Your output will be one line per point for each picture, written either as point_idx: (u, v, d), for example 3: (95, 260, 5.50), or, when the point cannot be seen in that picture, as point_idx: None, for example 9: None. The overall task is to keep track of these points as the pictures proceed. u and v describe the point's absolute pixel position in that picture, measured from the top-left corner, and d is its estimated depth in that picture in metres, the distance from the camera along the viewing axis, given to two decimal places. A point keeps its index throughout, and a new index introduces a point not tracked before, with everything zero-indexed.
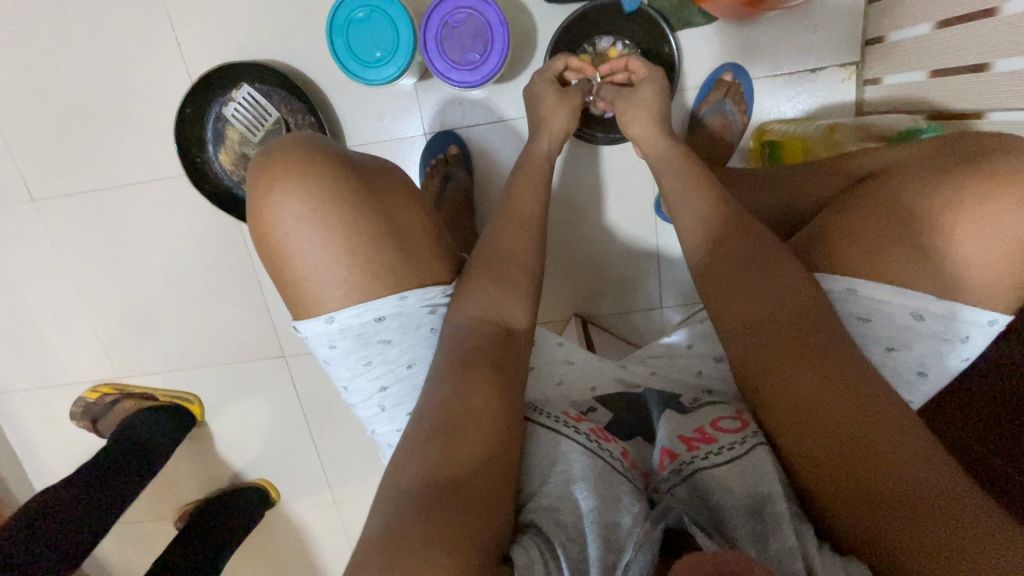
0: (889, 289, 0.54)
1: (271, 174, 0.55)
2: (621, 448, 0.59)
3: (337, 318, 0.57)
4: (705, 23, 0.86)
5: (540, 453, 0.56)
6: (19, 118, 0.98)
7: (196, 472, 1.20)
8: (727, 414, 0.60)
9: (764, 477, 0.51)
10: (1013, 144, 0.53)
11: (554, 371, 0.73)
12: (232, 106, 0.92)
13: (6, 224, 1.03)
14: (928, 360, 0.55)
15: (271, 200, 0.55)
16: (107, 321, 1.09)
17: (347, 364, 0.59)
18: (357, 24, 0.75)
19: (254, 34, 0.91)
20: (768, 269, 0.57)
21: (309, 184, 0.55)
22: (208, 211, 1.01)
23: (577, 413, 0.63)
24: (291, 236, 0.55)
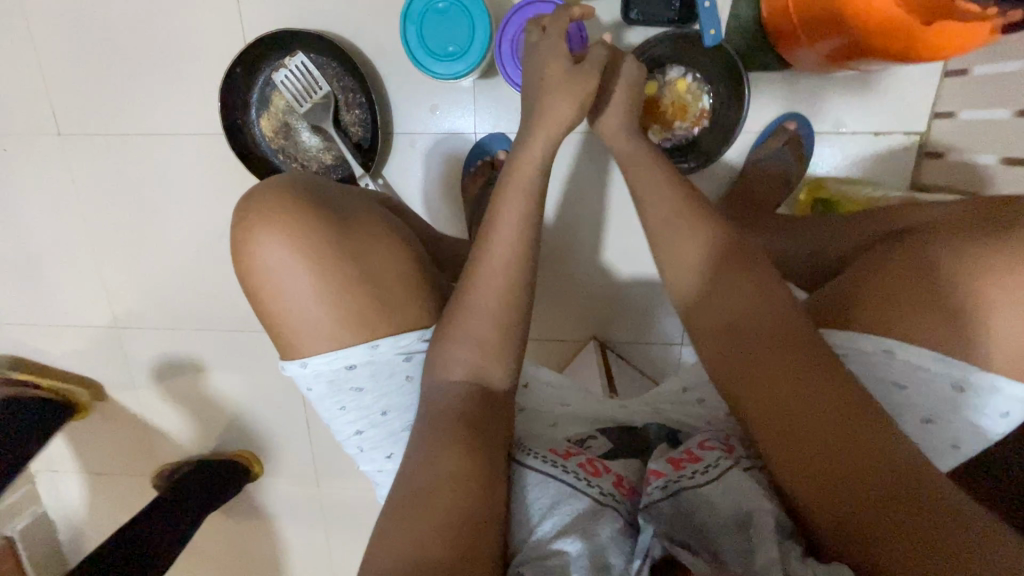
0: (932, 358, 0.51)
1: (256, 226, 0.51)
2: (614, 479, 0.57)
3: (309, 364, 0.54)
4: (779, 68, 0.84)
5: (531, 495, 0.54)
6: (59, 48, 0.94)
7: (180, 435, 1.17)
8: (714, 438, 0.60)
9: (750, 495, 0.50)
10: None
11: (548, 414, 0.71)
12: (284, 71, 0.87)
13: (27, 153, 1.00)
14: (964, 434, 0.53)
15: (260, 250, 0.51)
16: (114, 269, 1.06)
17: (322, 407, 0.57)
18: (435, 14, 0.72)
19: (317, 4, 0.88)
20: (740, 272, 0.54)
21: (298, 233, 0.51)
22: (235, 177, 0.98)
23: (568, 449, 0.61)
24: (284, 282, 0.52)
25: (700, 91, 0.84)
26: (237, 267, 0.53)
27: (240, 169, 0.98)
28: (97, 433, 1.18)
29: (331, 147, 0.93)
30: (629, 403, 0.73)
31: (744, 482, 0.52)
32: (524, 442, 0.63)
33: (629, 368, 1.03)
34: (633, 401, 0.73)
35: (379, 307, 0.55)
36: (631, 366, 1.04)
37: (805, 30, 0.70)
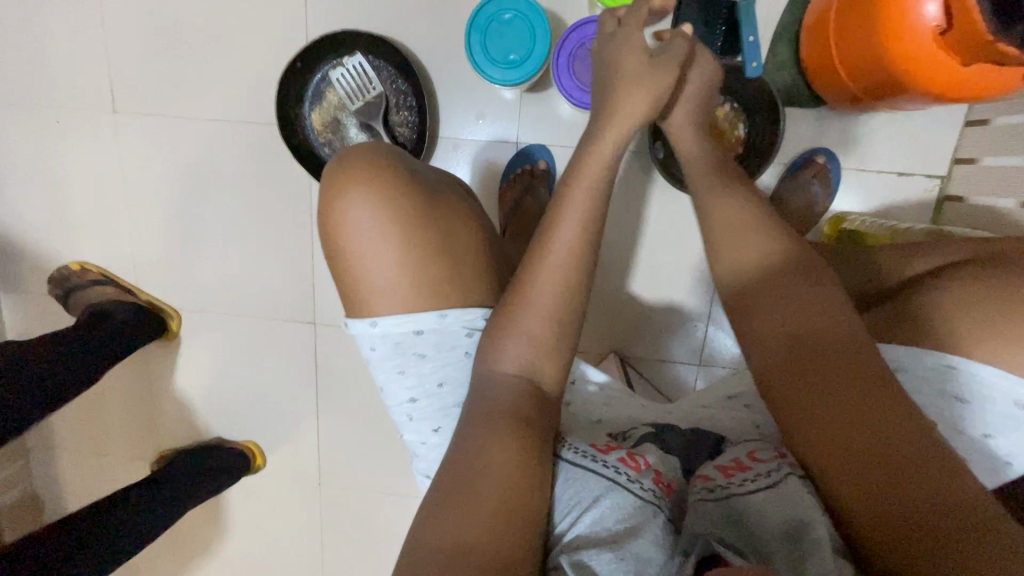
0: (995, 372, 0.51)
1: (348, 183, 0.54)
2: (654, 474, 0.57)
3: (380, 323, 0.55)
4: (812, 106, 0.89)
5: (571, 490, 0.55)
6: (128, 31, 0.98)
7: (188, 421, 1.16)
8: (764, 446, 0.58)
9: (799, 510, 0.49)
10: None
11: (593, 410, 0.73)
12: (341, 70, 0.92)
13: (80, 127, 1.03)
14: (1018, 451, 0.52)
15: (346, 208, 0.53)
16: (148, 247, 1.08)
17: (382, 369, 0.58)
18: (500, 23, 0.77)
19: (380, 11, 0.93)
20: (801, 283, 0.55)
21: (384, 199, 0.54)
22: (281, 166, 1.01)
23: (608, 444, 0.61)
24: (363, 243, 0.54)
25: (736, 120, 0.88)
26: (321, 220, 0.55)
27: (287, 158, 1.01)
28: (103, 413, 1.17)
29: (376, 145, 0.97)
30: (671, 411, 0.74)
31: (792, 494, 0.51)
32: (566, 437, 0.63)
33: (647, 385, 1.04)
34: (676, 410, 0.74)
35: (440, 285, 0.56)
36: (648, 384, 1.05)
37: (845, 66, 0.73)
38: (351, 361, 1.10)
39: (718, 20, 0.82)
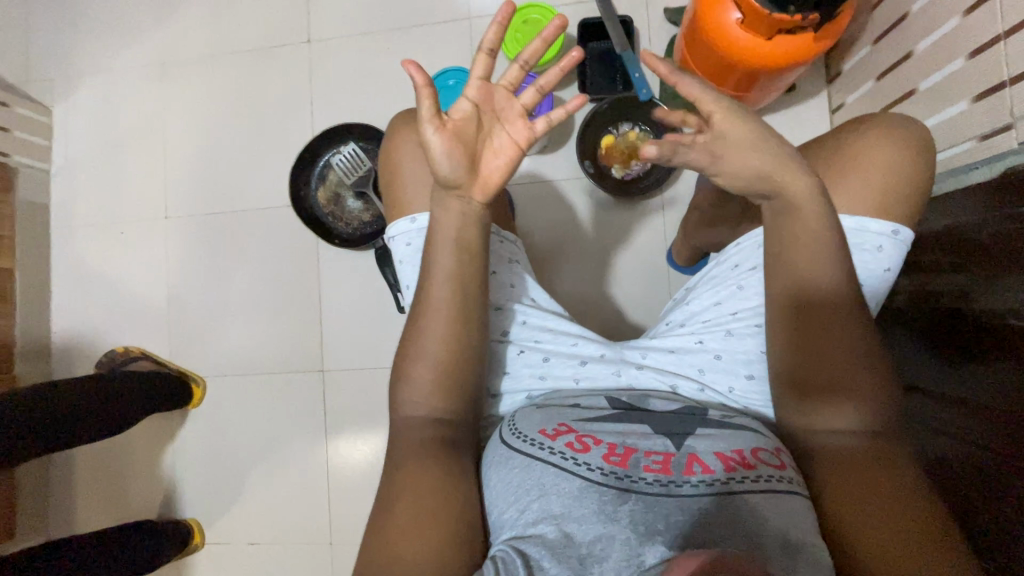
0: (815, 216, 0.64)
1: (404, 126, 0.78)
2: (604, 450, 0.59)
3: (418, 220, 0.77)
4: None
5: (517, 479, 0.58)
6: (180, 157, 1.29)
7: (207, 486, 1.23)
8: (767, 446, 0.60)
9: (802, 523, 0.53)
10: (882, 117, 0.66)
11: (550, 344, 0.76)
12: (338, 156, 1.17)
13: (139, 234, 1.30)
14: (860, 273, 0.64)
15: (399, 142, 0.78)
16: (183, 324, 1.27)
17: (413, 261, 0.77)
18: (448, 88, 1.10)
19: (366, 110, 1.23)
20: (844, 342, 0.60)
21: (425, 137, 0.77)
22: (295, 238, 1.24)
23: (557, 427, 0.63)
24: (404, 164, 0.77)
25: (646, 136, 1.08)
26: (384, 148, 0.80)
27: (297, 232, 1.24)
28: (129, 489, 1.25)
29: (369, 209, 1.20)
30: (625, 354, 0.75)
31: (796, 507, 0.54)
32: (513, 419, 0.67)
33: None
34: (630, 352, 0.75)
35: None
36: None
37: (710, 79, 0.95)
38: (354, 406, 1.19)
39: (615, 74, 1.11)
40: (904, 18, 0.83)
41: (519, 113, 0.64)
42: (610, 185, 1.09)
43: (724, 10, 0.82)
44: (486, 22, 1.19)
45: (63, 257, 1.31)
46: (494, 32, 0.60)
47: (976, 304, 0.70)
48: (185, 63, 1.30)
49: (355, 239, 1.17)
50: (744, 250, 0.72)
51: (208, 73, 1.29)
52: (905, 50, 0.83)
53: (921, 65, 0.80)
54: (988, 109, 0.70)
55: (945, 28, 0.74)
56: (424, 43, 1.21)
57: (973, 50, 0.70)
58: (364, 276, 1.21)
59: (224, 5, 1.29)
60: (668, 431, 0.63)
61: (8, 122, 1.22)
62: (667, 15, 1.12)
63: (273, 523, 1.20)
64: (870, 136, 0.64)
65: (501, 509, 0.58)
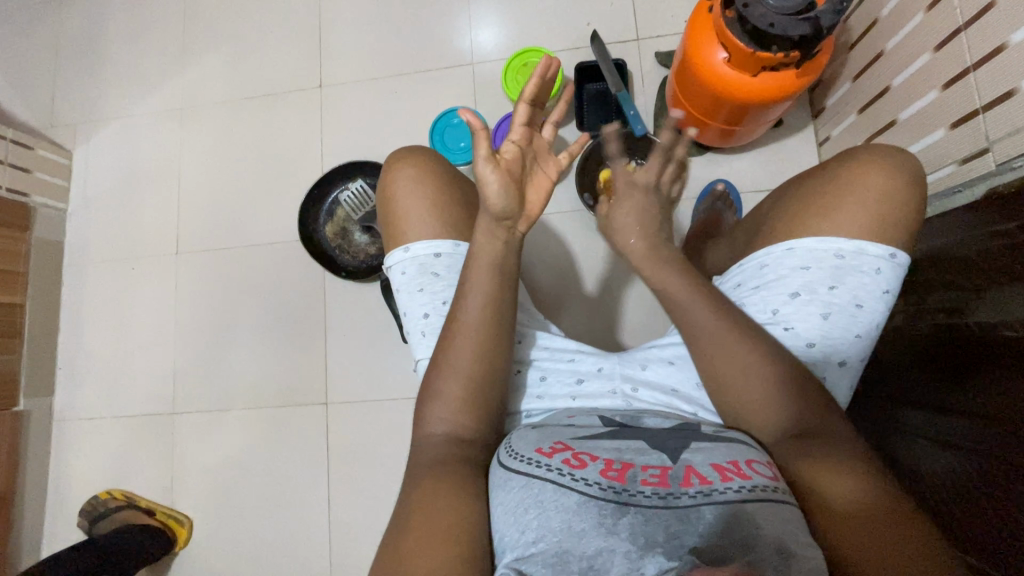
0: (816, 240, 0.66)
1: (399, 161, 0.82)
2: (600, 465, 0.59)
3: (412, 249, 0.79)
4: (699, 152, 1.15)
5: (515, 497, 0.57)
6: (193, 195, 1.34)
7: (205, 525, 1.20)
8: (761, 460, 0.60)
9: (797, 532, 0.52)
10: (868, 147, 0.69)
11: (550, 365, 0.78)
12: (348, 192, 1.22)
13: (149, 268, 1.32)
14: (860, 292, 0.65)
15: (394, 176, 0.81)
16: (188, 358, 1.27)
17: (408, 289, 0.79)
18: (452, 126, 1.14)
19: (375, 149, 1.28)
20: (812, 403, 0.62)
21: (420, 172, 0.80)
22: (302, 271, 1.26)
23: (553, 445, 0.63)
24: (400, 196, 0.80)
25: None
26: (380, 182, 0.83)
27: (305, 265, 1.27)
28: None
29: (376, 242, 1.23)
30: (624, 369, 0.76)
31: (790, 516, 0.53)
32: (510, 440, 0.66)
33: None
34: (629, 368, 0.76)
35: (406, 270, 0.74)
36: None
37: (703, 114, 1.01)
38: (357, 437, 1.18)
39: (611, 113, 1.17)
40: (879, 56, 0.89)
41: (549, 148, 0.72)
42: None
43: (710, 51, 0.89)
44: (488, 66, 1.27)
45: (74, 292, 1.34)
46: (533, 87, 0.67)
47: (969, 319, 0.71)
48: (202, 108, 1.37)
49: (362, 271, 1.20)
50: (747, 270, 0.72)
51: (223, 117, 1.35)
52: (882, 85, 0.89)
53: (898, 97, 0.85)
54: (964, 134, 0.74)
55: (917, 63, 0.80)
56: (430, 86, 1.28)
57: (945, 82, 0.75)
58: (369, 308, 1.23)
59: (241, 55, 1.37)
60: (662, 446, 0.62)
61: (30, 164, 1.28)
62: (659, 58, 1.19)
63: (272, 564, 1.16)
64: (860, 165, 0.67)
65: (502, 531, 0.57)
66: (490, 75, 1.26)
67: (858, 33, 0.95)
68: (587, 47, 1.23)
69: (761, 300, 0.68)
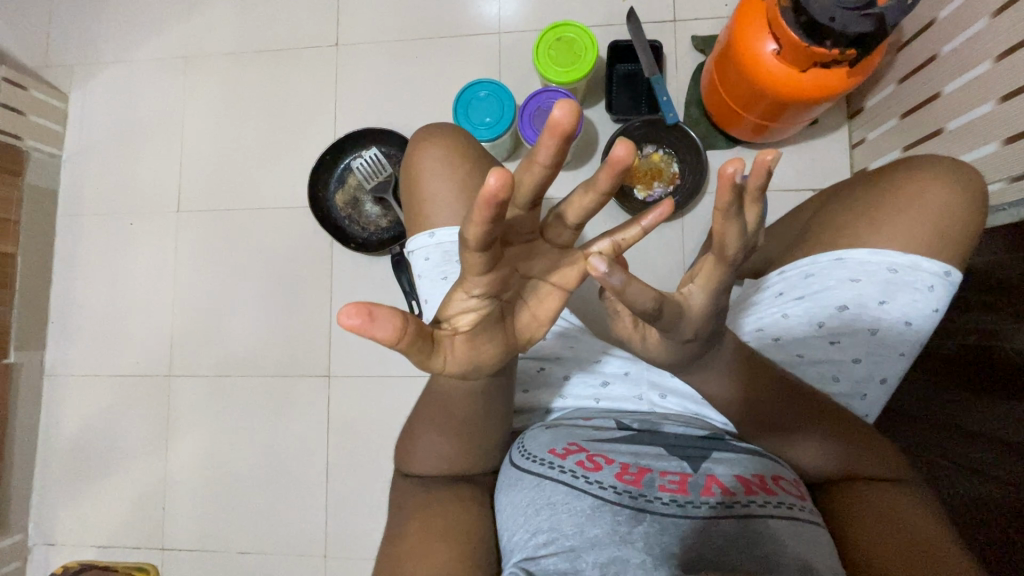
0: (867, 252, 0.65)
1: (427, 139, 0.78)
2: (617, 468, 0.57)
3: (436, 234, 0.76)
4: (729, 146, 1.11)
5: (528, 496, 0.56)
6: (197, 152, 1.28)
7: (199, 492, 1.19)
8: (787, 477, 0.58)
9: (821, 551, 0.50)
10: (921, 159, 0.67)
11: (576, 364, 0.76)
12: (361, 159, 1.16)
13: (148, 226, 1.27)
14: (910, 310, 0.64)
15: (421, 154, 0.77)
16: (186, 322, 1.24)
17: (432, 276, 0.76)
18: (477, 99, 1.07)
19: (391, 116, 1.23)
20: (842, 425, 0.61)
21: (450, 152, 0.77)
22: (309, 239, 1.22)
23: (567, 446, 0.60)
24: (428, 177, 0.76)
25: (670, 160, 1.09)
26: (406, 162, 0.80)
27: (311, 234, 1.22)
28: (119, 493, 1.21)
29: (388, 215, 1.19)
30: (652, 374, 0.74)
31: (814, 534, 0.52)
32: (522, 440, 0.64)
33: None
34: (657, 373, 0.74)
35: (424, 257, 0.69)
36: None
37: (739, 107, 0.97)
38: (357, 413, 1.17)
39: (641, 97, 1.13)
40: (931, 61, 0.86)
41: (557, 258, 0.46)
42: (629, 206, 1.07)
43: (759, 41, 0.84)
44: (515, 38, 1.20)
45: (67, 246, 1.29)
46: (485, 223, 0.39)
47: (1007, 344, 0.74)
48: (208, 58, 1.29)
49: (371, 245, 1.17)
50: (789, 279, 0.70)
51: (231, 70, 1.28)
52: (931, 91, 0.86)
53: (947, 106, 0.82)
54: (1018, 150, 0.71)
55: (974, 72, 0.77)
56: (453, 55, 1.22)
57: (1006, 93, 0.72)
58: (377, 282, 1.19)
59: (253, 5, 1.29)
60: (682, 454, 0.60)
61: (24, 106, 1.20)
62: (695, 43, 1.14)
63: (267, 535, 1.16)
64: (918, 177, 0.65)
65: (512, 531, 0.56)
66: (517, 48, 1.20)
67: (911, 33, 0.91)
68: (621, 24, 1.17)
69: (803, 310, 0.67)
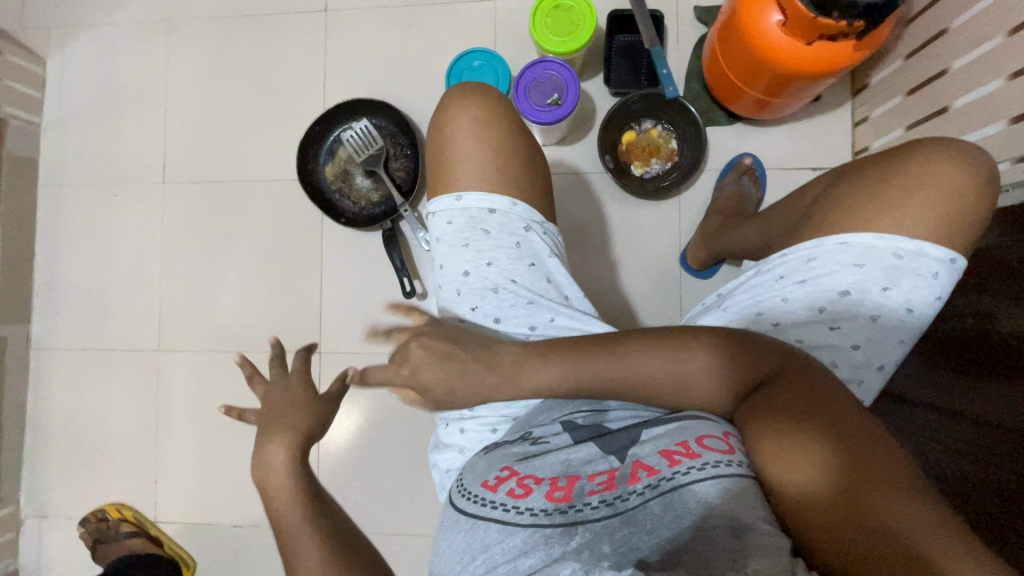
0: (874, 236, 0.63)
1: (461, 99, 0.76)
2: (546, 485, 0.54)
3: (464, 198, 0.73)
4: (729, 123, 1.09)
5: (462, 543, 0.53)
6: (182, 121, 1.24)
7: (191, 465, 1.19)
8: (714, 431, 0.52)
9: (754, 508, 0.46)
10: (930, 140, 0.66)
11: None
12: (350, 131, 1.09)
13: (132, 197, 1.24)
14: (913, 296, 0.63)
15: (451, 113, 0.75)
16: (174, 295, 1.22)
17: (451, 241, 0.74)
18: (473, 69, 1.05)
19: (383, 86, 1.19)
20: (754, 355, 0.54)
21: (484, 116, 0.75)
22: (299, 213, 1.20)
23: (499, 473, 0.57)
24: (459, 137, 0.74)
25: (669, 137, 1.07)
26: (435, 118, 0.77)
27: (301, 208, 1.20)
28: (111, 465, 1.22)
29: (379, 189, 1.15)
30: None
31: (745, 493, 0.47)
32: (461, 475, 0.61)
33: None
34: None
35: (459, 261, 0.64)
36: None
37: (740, 81, 0.94)
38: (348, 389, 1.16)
39: (641, 70, 1.09)
40: (940, 35, 0.83)
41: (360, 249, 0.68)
42: (632, 183, 1.05)
43: (764, 11, 0.81)
44: (512, 5, 1.16)
45: (49, 216, 1.25)
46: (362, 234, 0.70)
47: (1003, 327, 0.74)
48: (192, 23, 1.24)
49: (361, 220, 1.13)
50: (792, 262, 0.68)
51: (217, 35, 1.23)
52: (938, 67, 0.83)
53: (955, 82, 0.80)
54: None
55: (985, 46, 0.74)
56: (447, 22, 1.17)
57: (1017, 70, 0.69)
58: (368, 257, 1.17)
59: None
60: (612, 443, 0.56)
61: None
62: (698, 13, 1.10)
63: (258, 507, 1.17)
64: (925, 159, 0.63)
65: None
66: (513, 15, 1.16)
67: (921, 6, 0.87)
68: None
69: (805, 295, 0.65)
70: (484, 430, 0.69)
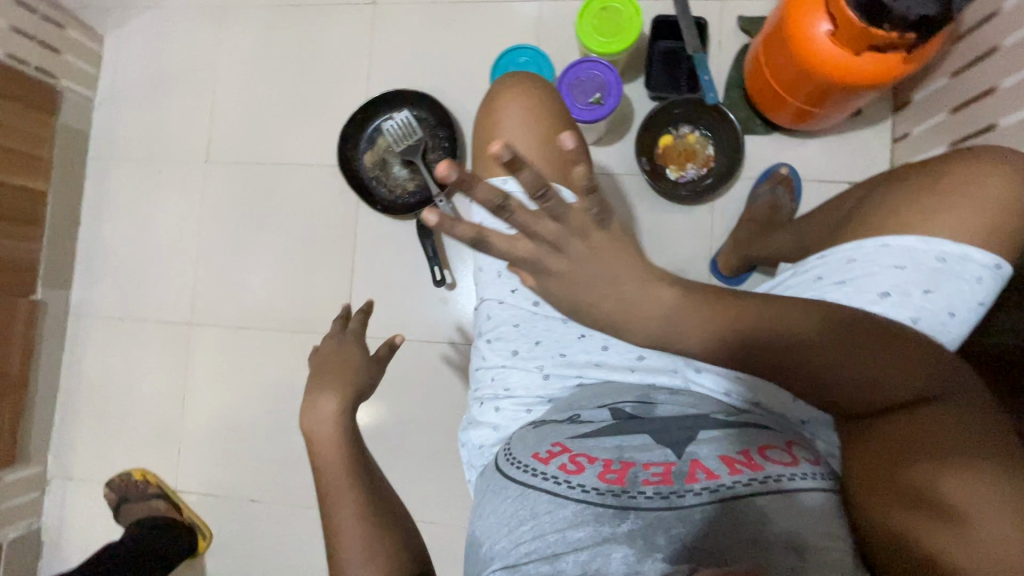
0: (915, 239, 0.63)
1: (510, 90, 0.77)
2: (600, 467, 0.55)
3: (509, 182, 0.72)
4: (766, 132, 1.09)
5: (511, 508, 0.55)
6: (228, 103, 1.27)
7: (213, 438, 1.22)
8: (776, 444, 0.55)
9: (811, 523, 0.48)
10: (978, 151, 0.66)
11: None
12: (390, 121, 1.11)
13: (176, 174, 1.28)
14: (955, 301, 0.63)
15: (500, 103, 0.77)
16: (208, 271, 1.25)
17: None
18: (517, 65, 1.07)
19: (425, 79, 1.21)
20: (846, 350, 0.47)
21: (530, 106, 0.76)
22: (335, 198, 1.22)
23: (551, 448, 0.59)
24: (503, 125, 0.76)
25: (706, 142, 1.08)
26: (483, 107, 0.79)
27: (337, 192, 1.22)
28: (136, 432, 1.24)
29: (415, 178, 1.17)
30: None
31: (807, 508, 0.49)
32: (509, 444, 0.63)
33: None
34: None
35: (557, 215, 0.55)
36: None
37: (783, 90, 0.95)
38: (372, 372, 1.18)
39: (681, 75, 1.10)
40: (990, 53, 0.83)
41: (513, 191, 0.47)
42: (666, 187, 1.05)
43: (813, 21, 0.82)
44: (556, 7, 1.18)
45: (95, 187, 1.30)
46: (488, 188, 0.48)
47: None
48: (244, 10, 1.28)
49: (396, 208, 1.16)
50: (830, 263, 0.68)
51: (267, 23, 1.27)
52: (986, 85, 0.83)
53: (1003, 100, 0.79)
54: None
55: None
56: (492, 20, 1.20)
57: None
58: (400, 244, 1.20)
59: None
60: (670, 438, 0.57)
61: (60, 45, 1.20)
62: (741, 23, 1.11)
63: (276, 484, 1.19)
64: (972, 170, 0.64)
65: (495, 538, 0.54)
66: (557, 16, 1.18)
67: (970, 24, 0.87)
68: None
69: (845, 295, 0.64)
70: (519, 410, 0.70)
